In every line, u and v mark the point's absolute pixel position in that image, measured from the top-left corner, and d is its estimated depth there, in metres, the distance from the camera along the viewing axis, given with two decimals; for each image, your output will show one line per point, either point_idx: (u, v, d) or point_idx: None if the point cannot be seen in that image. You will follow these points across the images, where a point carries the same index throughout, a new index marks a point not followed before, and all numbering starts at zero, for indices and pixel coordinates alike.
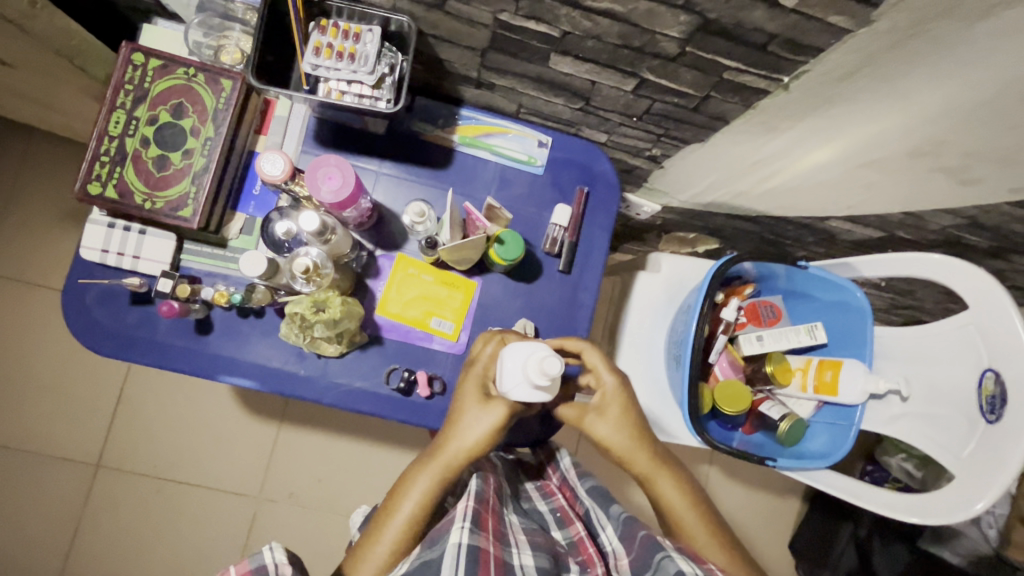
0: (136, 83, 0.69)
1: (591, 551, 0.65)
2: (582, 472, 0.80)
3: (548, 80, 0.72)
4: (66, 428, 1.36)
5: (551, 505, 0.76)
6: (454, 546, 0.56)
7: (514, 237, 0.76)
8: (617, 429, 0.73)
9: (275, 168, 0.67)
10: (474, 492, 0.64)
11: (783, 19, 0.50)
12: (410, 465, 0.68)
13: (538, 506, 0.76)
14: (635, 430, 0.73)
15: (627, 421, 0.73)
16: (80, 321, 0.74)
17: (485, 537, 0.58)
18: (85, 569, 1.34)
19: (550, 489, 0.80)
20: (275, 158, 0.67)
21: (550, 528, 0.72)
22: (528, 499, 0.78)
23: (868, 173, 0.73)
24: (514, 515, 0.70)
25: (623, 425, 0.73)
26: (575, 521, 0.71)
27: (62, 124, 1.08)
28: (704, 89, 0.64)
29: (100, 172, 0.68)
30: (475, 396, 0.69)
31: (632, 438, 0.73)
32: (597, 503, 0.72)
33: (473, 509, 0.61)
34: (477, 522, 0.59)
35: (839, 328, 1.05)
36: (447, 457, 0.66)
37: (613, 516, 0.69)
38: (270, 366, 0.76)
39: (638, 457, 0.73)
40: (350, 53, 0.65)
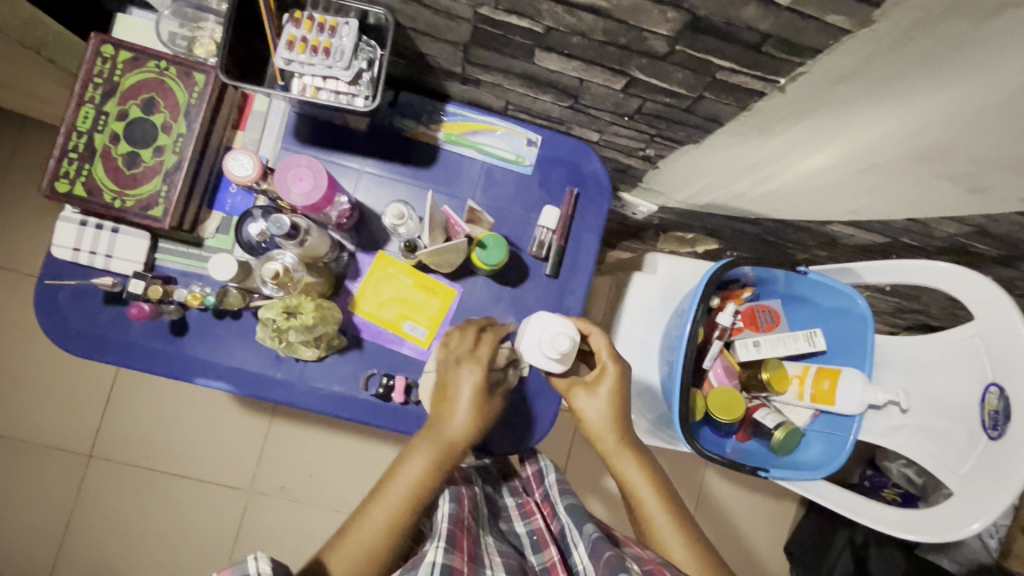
0: (106, 77, 0.66)
1: None
2: (563, 488, 0.77)
3: (534, 76, 0.68)
4: (58, 418, 1.36)
5: (529, 526, 0.74)
6: (427, 565, 0.55)
7: (497, 241, 0.73)
8: (600, 410, 0.73)
9: (244, 169, 0.65)
10: (448, 514, 0.63)
11: (777, 17, 0.46)
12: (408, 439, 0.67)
13: (516, 527, 0.75)
14: (617, 413, 0.73)
15: (612, 403, 0.73)
16: (54, 320, 0.72)
17: (461, 557, 0.57)
18: (78, 558, 1.35)
19: (530, 507, 0.78)
20: (242, 159, 0.65)
21: (526, 552, 0.70)
22: (506, 519, 0.76)
23: (872, 178, 0.69)
24: (491, 536, 0.68)
25: (607, 407, 0.73)
26: (550, 545, 0.69)
27: (44, 112, 1.06)
28: (697, 89, 0.61)
29: (68, 168, 0.65)
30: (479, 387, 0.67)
31: (613, 421, 0.73)
32: (573, 522, 0.69)
33: (453, 527, 0.60)
34: (453, 541, 0.59)
35: (838, 334, 1.02)
36: (450, 439, 0.65)
37: (585, 535, 0.65)
38: (246, 370, 0.75)
39: (613, 442, 0.73)
40: (325, 48, 0.62)
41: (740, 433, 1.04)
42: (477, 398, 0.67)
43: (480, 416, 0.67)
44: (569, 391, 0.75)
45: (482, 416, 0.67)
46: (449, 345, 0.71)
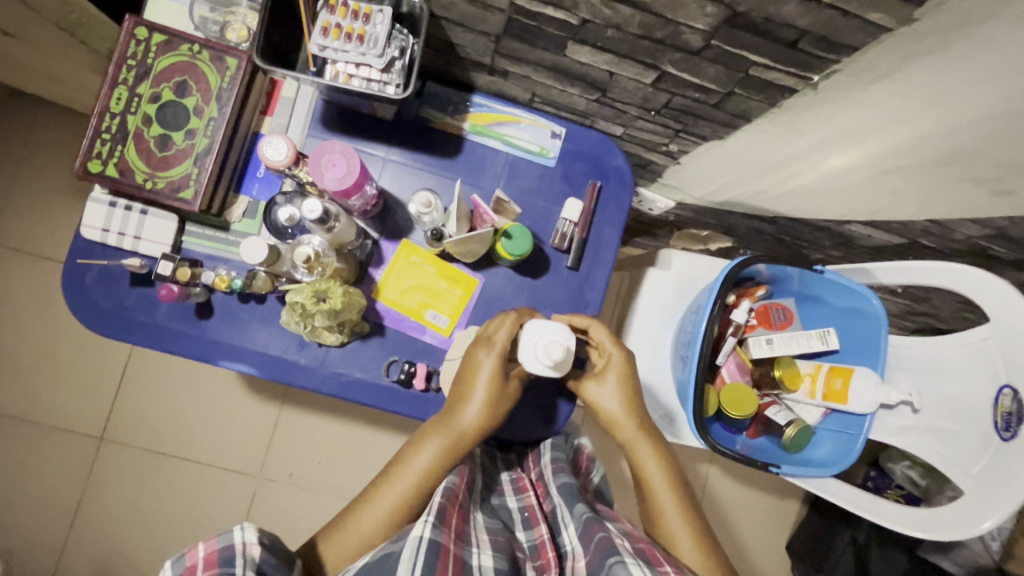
0: (139, 59, 0.66)
1: (550, 555, 0.64)
2: (556, 467, 0.78)
3: (564, 69, 0.69)
4: (72, 399, 1.37)
5: (520, 503, 0.75)
6: (415, 539, 0.56)
7: (523, 231, 0.74)
8: (611, 399, 0.74)
9: (278, 153, 0.65)
10: (444, 487, 0.64)
11: (817, 15, 0.47)
12: (422, 428, 0.69)
13: (508, 502, 0.76)
14: (628, 404, 0.73)
15: (623, 392, 0.74)
16: (81, 300, 0.73)
17: (448, 534, 0.57)
18: (88, 538, 1.36)
19: (523, 484, 0.80)
20: (278, 142, 0.65)
21: (516, 528, 0.71)
22: (497, 495, 0.78)
23: (895, 179, 0.69)
24: (481, 512, 0.69)
25: (617, 397, 0.74)
26: (540, 522, 0.70)
27: (68, 94, 1.06)
28: (727, 85, 0.61)
29: (100, 149, 0.66)
30: (496, 375, 0.70)
31: (626, 412, 0.73)
32: (564, 502, 0.69)
33: (444, 502, 0.61)
34: (442, 516, 0.59)
35: (851, 334, 1.03)
36: (461, 432, 0.68)
37: (576, 515, 0.66)
38: (269, 354, 0.75)
39: (627, 429, 0.73)
40: (359, 35, 0.62)
41: (750, 430, 1.05)
42: (493, 386, 0.69)
43: (495, 406, 0.69)
44: (579, 380, 0.76)
45: (499, 403, 0.69)
46: (483, 327, 0.75)
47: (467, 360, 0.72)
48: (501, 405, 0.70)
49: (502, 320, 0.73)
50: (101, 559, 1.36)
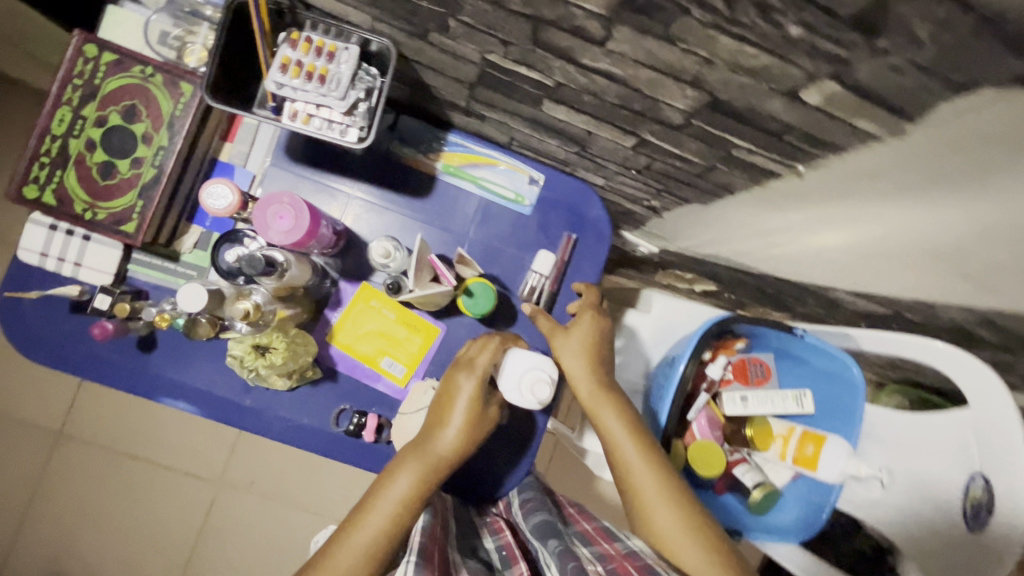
0: (86, 78, 0.62)
1: None
2: (533, 507, 0.71)
3: (541, 122, 0.65)
4: (31, 393, 1.33)
5: (496, 543, 0.67)
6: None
7: (485, 289, 0.71)
8: (578, 352, 0.70)
9: (220, 201, 0.64)
10: (419, 529, 0.60)
11: (803, 113, 0.43)
12: (395, 456, 0.62)
13: (486, 543, 0.68)
14: (591, 358, 0.70)
15: (590, 345, 0.71)
16: (16, 325, 0.69)
17: (432, 568, 0.53)
18: (39, 536, 1.33)
19: (499, 525, 0.72)
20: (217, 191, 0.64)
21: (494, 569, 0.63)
22: (474, 536, 0.69)
23: (880, 262, 0.66)
24: (458, 554, 0.62)
25: (585, 351, 0.70)
26: (520, 559, 0.62)
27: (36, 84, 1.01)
28: (710, 159, 0.57)
29: (38, 173, 0.62)
30: (475, 397, 0.64)
31: (593, 369, 0.69)
32: (540, 541, 0.62)
33: (424, 541, 0.57)
34: (423, 555, 0.55)
35: (827, 397, 1.00)
36: (440, 456, 0.61)
37: (550, 549, 0.59)
38: (213, 394, 0.72)
39: (587, 384, 0.69)
40: (320, 74, 0.57)
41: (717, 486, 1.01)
42: (474, 407, 0.64)
43: (476, 430, 0.64)
44: (549, 332, 0.72)
45: (478, 427, 0.64)
46: (461, 350, 0.69)
47: (445, 381, 0.66)
48: (482, 430, 0.65)
49: (483, 344, 0.67)
50: (52, 555, 1.33)
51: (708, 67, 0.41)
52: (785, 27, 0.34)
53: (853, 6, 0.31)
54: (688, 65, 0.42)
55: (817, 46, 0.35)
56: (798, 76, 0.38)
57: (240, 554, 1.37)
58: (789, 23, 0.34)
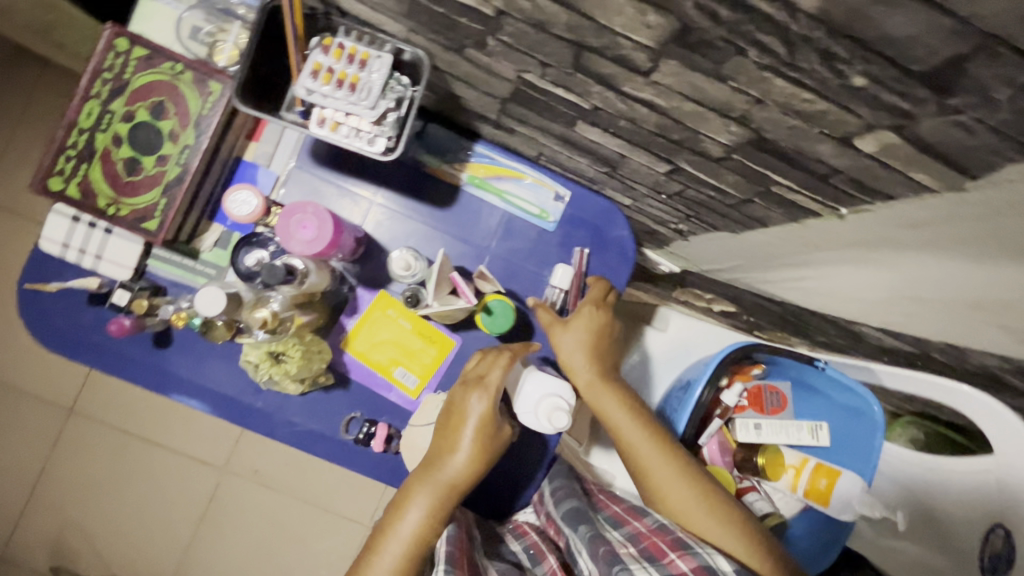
0: (116, 72, 0.61)
1: None
2: (561, 495, 0.71)
3: (572, 141, 0.63)
4: (46, 368, 1.35)
5: (523, 543, 0.69)
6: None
7: (505, 308, 0.71)
8: (580, 346, 0.69)
9: (243, 207, 0.64)
10: (448, 535, 0.61)
11: (854, 159, 0.41)
12: (405, 481, 0.62)
13: (511, 546, 0.69)
14: (591, 350, 0.69)
15: (591, 336, 0.69)
16: (33, 313, 0.69)
17: None
18: (46, 509, 1.35)
19: (523, 526, 0.73)
20: (240, 198, 0.64)
21: (525, 568, 0.65)
22: (498, 542, 0.70)
23: (913, 307, 0.63)
24: (488, 560, 0.64)
25: (586, 344, 0.69)
26: (549, 554, 0.65)
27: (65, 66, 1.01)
28: (747, 193, 0.55)
29: (63, 166, 0.61)
30: (483, 420, 0.62)
31: (595, 361, 0.68)
32: (569, 527, 0.65)
33: (452, 550, 0.58)
34: (453, 563, 0.57)
35: (844, 432, 0.98)
36: (451, 484, 0.60)
37: (581, 537, 0.62)
38: (224, 393, 0.71)
39: (588, 375, 0.68)
40: (351, 82, 0.56)
41: None
42: (484, 433, 0.62)
43: (486, 455, 0.62)
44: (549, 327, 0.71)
45: (488, 451, 0.62)
46: (466, 369, 0.67)
47: (454, 402, 0.64)
48: (493, 452, 0.63)
49: (494, 360, 0.65)
50: (58, 529, 1.35)
51: (759, 107, 0.39)
52: (848, 77, 0.32)
53: (927, 63, 0.29)
54: (736, 102, 0.40)
55: (880, 97, 0.33)
56: (855, 124, 0.36)
57: (240, 541, 1.38)
58: (854, 72, 0.32)
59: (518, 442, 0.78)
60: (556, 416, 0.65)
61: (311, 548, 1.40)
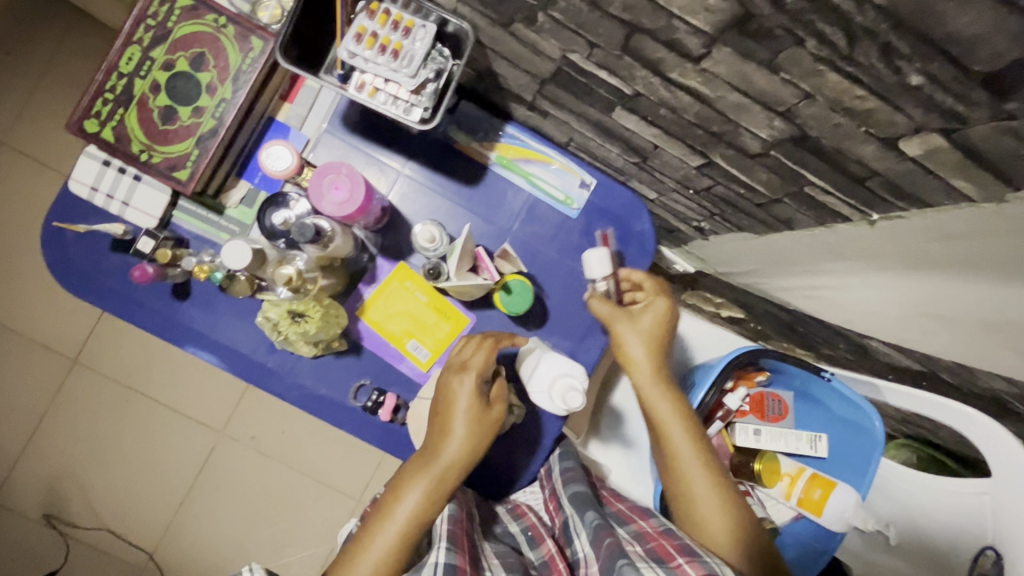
0: (159, 20, 0.61)
1: (562, 567, 0.61)
2: (570, 477, 0.72)
3: (606, 128, 0.63)
4: (53, 317, 1.36)
5: (521, 525, 0.70)
6: (431, 566, 0.54)
7: (524, 289, 0.71)
8: (645, 343, 0.68)
9: (280, 163, 0.67)
10: (449, 514, 0.62)
11: (895, 163, 0.41)
12: (401, 469, 0.61)
13: (508, 527, 0.70)
14: (651, 349, 0.68)
15: (655, 346, 0.68)
16: (56, 254, 0.69)
17: (462, 556, 0.56)
18: (45, 456, 1.36)
19: (521, 509, 0.74)
20: (278, 152, 0.66)
21: (522, 550, 0.67)
22: (496, 522, 0.72)
23: (928, 323, 0.63)
24: (486, 540, 0.66)
25: (651, 342, 0.68)
26: (547, 538, 0.67)
27: None
28: (778, 193, 0.56)
29: (100, 109, 0.61)
30: (475, 403, 0.62)
31: (657, 361, 0.68)
32: (573, 510, 0.66)
33: (454, 529, 0.59)
34: (454, 542, 0.57)
35: (842, 446, 0.98)
36: (448, 466, 0.60)
37: (587, 523, 0.62)
38: (238, 350, 0.72)
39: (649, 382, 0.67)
40: (394, 49, 0.56)
41: None
42: (473, 413, 0.62)
43: (482, 436, 0.62)
44: (613, 317, 0.70)
45: (483, 435, 0.61)
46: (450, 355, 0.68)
47: (441, 390, 0.64)
48: (489, 432, 0.62)
49: (477, 345, 0.67)
50: (53, 478, 1.36)
51: (807, 102, 0.39)
52: (905, 74, 0.33)
53: (988, 64, 0.30)
54: (785, 96, 0.40)
55: (935, 98, 0.33)
56: (903, 125, 0.37)
57: (230, 505, 1.39)
58: (912, 70, 0.33)
59: (521, 426, 0.78)
60: (573, 396, 0.66)
61: (299, 519, 1.41)
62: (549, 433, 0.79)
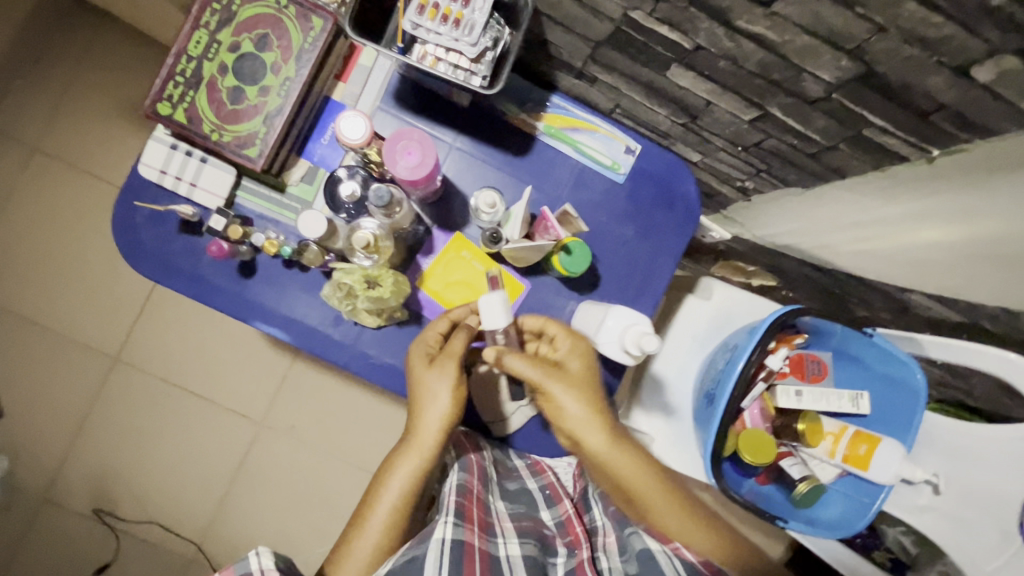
0: (224, 4, 0.64)
1: (579, 531, 0.66)
2: None
3: (658, 88, 0.65)
4: (85, 316, 1.32)
5: (540, 482, 0.74)
6: (438, 541, 0.57)
7: (583, 249, 0.73)
8: (582, 397, 0.62)
9: (355, 133, 0.65)
10: (457, 485, 0.64)
11: (963, 92, 0.44)
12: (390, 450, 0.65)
13: (527, 483, 0.74)
14: (592, 401, 0.62)
15: (589, 393, 0.63)
16: (127, 238, 0.72)
17: (470, 530, 0.59)
18: (88, 455, 1.33)
19: (540, 466, 0.78)
20: (356, 120, 0.64)
21: (539, 506, 0.71)
22: (514, 476, 0.74)
23: (976, 265, 0.65)
24: (500, 500, 0.69)
25: (587, 394, 0.62)
26: (564, 500, 0.71)
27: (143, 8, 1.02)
28: (834, 139, 0.58)
29: (172, 92, 0.64)
30: (426, 365, 0.65)
31: (597, 411, 0.62)
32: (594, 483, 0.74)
33: (461, 501, 0.61)
34: (462, 515, 0.60)
35: (885, 403, 0.99)
36: (422, 432, 0.63)
37: (602, 496, 0.71)
38: (305, 324, 0.74)
39: (594, 434, 0.61)
40: (455, 19, 0.58)
41: (762, 475, 1.02)
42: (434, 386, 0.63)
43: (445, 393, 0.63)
44: (545, 377, 0.62)
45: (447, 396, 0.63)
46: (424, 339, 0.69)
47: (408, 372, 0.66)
48: (446, 385, 0.63)
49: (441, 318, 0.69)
50: (99, 476, 1.33)
51: (879, 36, 0.42)
52: None
53: None
54: (857, 32, 0.43)
55: (1015, 18, 0.36)
56: (977, 50, 0.40)
57: (275, 498, 1.36)
58: None
59: None
60: (648, 339, 0.67)
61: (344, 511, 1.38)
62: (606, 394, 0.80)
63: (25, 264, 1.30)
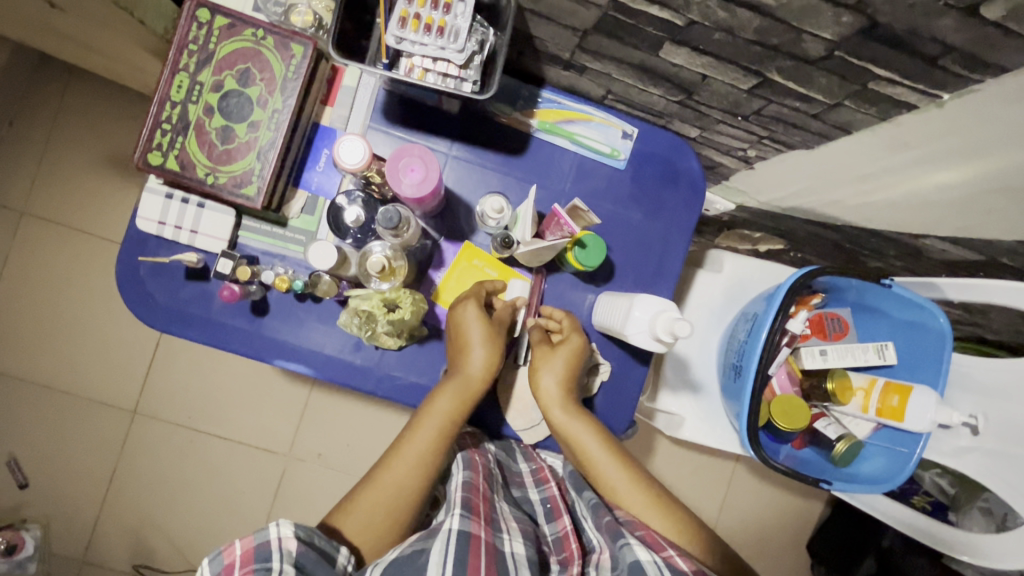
0: (201, 44, 0.62)
1: (574, 548, 0.60)
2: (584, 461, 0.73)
3: (650, 68, 0.64)
4: (99, 374, 1.30)
5: (542, 494, 0.68)
6: (444, 531, 0.54)
7: (597, 242, 0.71)
8: (555, 372, 0.69)
9: (353, 157, 0.63)
10: (462, 480, 0.61)
11: (973, 31, 0.43)
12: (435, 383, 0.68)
13: (528, 493, 0.69)
14: (568, 373, 0.69)
15: (567, 364, 0.69)
16: (134, 294, 0.71)
17: (477, 521, 0.56)
18: (121, 512, 1.32)
19: (545, 474, 0.72)
20: (355, 146, 0.63)
21: (538, 521, 0.66)
22: (515, 484, 0.70)
23: (994, 200, 0.64)
24: (505, 503, 0.65)
25: (561, 371, 0.69)
26: (564, 514, 0.65)
27: (111, 55, 1.00)
28: (837, 97, 0.57)
29: (160, 140, 0.63)
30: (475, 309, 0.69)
31: (567, 387, 0.69)
32: (575, 493, 0.69)
33: (466, 494, 0.59)
34: (468, 508, 0.57)
35: (911, 350, 0.99)
36: (465, 372, 0.67)
37: (586, 503, 0.65)
38: (326, 354, 0.73)
39: (559, 405, 0.68)
40: (439, 27, 0.57)
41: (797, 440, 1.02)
42: (485, 333, 0.67)
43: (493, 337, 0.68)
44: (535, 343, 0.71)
45: (495, 339, 0.68)
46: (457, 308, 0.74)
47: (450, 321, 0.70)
48: (486, 326, 0.68)
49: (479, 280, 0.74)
50: (134, 531, 1.32)
51: None
52: None
53: None
54: None
55: None
56: None
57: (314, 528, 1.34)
58: None
59: (604, 385, 0.78)
60: (681, 325, 0.65)
61: None
62: (636, 382, 0.79)
63: (30, 330, 1.28)
